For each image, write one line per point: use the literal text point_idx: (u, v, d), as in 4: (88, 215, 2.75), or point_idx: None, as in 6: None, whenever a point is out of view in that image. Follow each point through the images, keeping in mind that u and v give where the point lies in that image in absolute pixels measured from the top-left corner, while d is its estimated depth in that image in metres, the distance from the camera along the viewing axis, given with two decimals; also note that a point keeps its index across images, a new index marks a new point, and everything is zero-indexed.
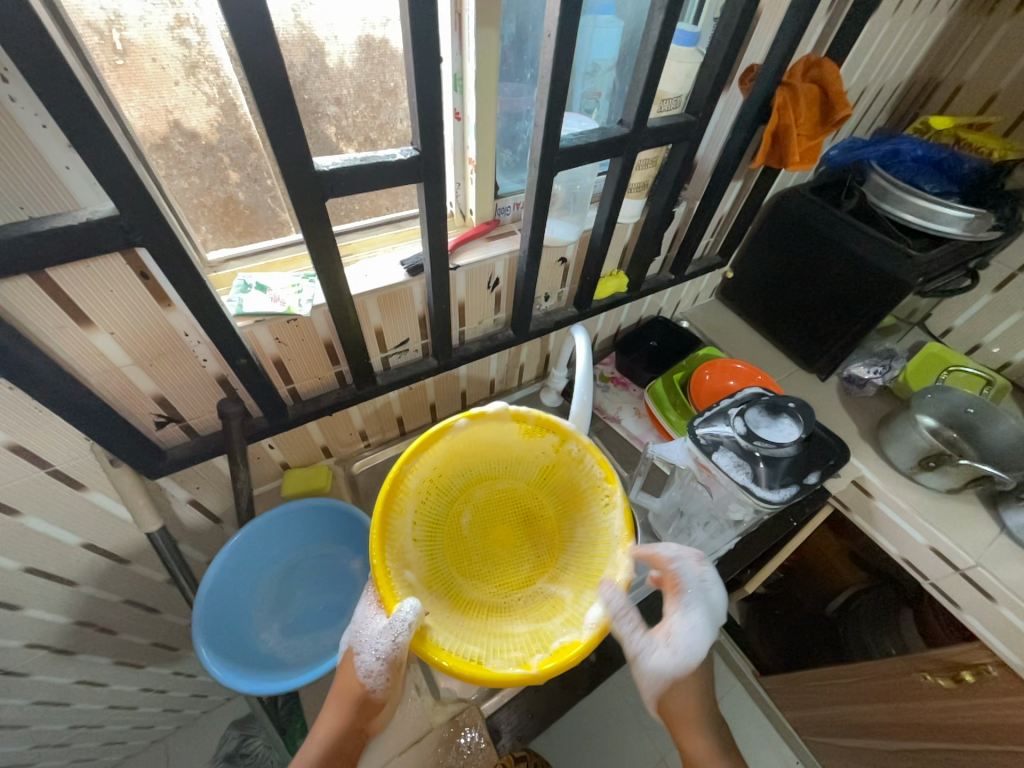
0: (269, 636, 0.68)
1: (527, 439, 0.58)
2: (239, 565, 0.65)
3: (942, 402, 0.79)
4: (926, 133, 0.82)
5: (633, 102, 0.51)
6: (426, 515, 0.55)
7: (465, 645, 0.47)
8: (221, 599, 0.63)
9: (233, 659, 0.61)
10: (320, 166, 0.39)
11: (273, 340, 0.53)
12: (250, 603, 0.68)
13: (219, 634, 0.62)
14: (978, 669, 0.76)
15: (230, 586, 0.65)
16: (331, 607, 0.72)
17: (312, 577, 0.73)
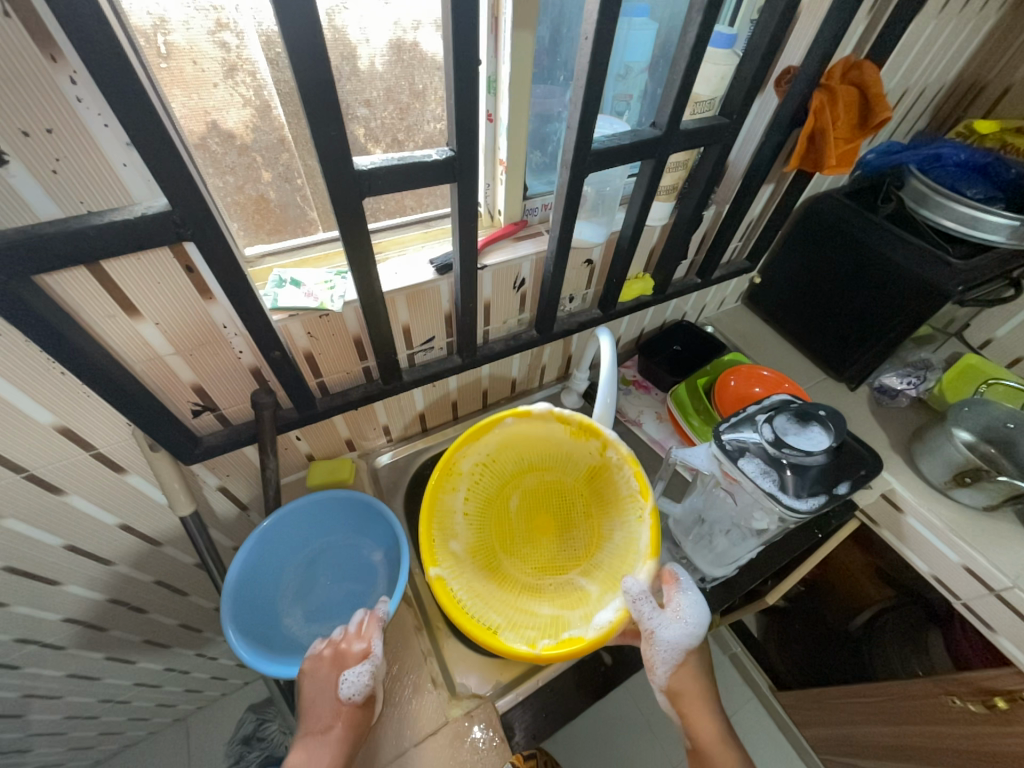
0: (292, 621, 0.69)
1: (575, 440, 0.63)
2: (268, 547, 0.67)
3: (980, 416, 0.76)
4: (970, 136, 0.80)
5: (667, 104, 0.50)
6: (479, 494, 0.64)
7: (487, 615, 0.55)
8: (248, 581, 0.65)
9: (257, 640, 0.62)
10: (360, 165, 0.40)
11: (305, 333, 0.54)
12: (275, 587, 0.69)
13: (245, 615, 0.64)
14: (1012, 696, 0.73)
15: (258, 569, 0.66)
16: (352, 596, 0.72)
17: (337, 565, 0.74)
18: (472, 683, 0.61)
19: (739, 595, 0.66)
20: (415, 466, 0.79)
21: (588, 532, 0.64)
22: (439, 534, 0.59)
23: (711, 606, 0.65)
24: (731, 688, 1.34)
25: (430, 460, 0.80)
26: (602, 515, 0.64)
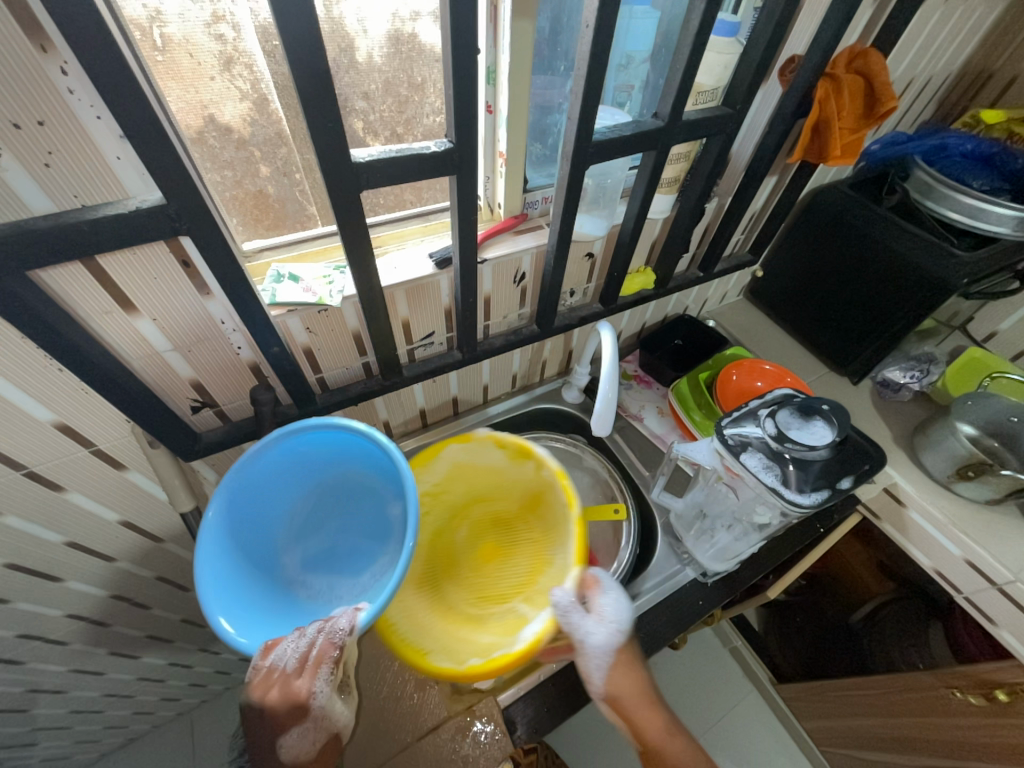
0: (288, 561, 0.58)
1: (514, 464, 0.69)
2: (280, 471, 0.56)
3: (983, 410, 0.76)
4: (975, 126, 0.79)
5: (668, 94, 0.50)
6: (427, 523, 0.69)
7: (423, 640, 0.56)
8: (247, 507, 0.54)
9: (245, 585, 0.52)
10: (358, 158, 0.39)
11: (305, 329, 0.54)
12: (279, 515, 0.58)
13: (238, 550, 0.53)
14: (1012, 688, 0.73)
15: (259, 493, 0.55)
16: (358, 552, 0.62)
17: (348, 509, 0.64)
18: None
19: (740, 589, 0.66)
20: None
21: (532, 560, 0.66)
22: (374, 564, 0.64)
23: (711, 600, 0.65)
24: (732, 681, 1.34)
25: None
26: (543, 540, 0.67)
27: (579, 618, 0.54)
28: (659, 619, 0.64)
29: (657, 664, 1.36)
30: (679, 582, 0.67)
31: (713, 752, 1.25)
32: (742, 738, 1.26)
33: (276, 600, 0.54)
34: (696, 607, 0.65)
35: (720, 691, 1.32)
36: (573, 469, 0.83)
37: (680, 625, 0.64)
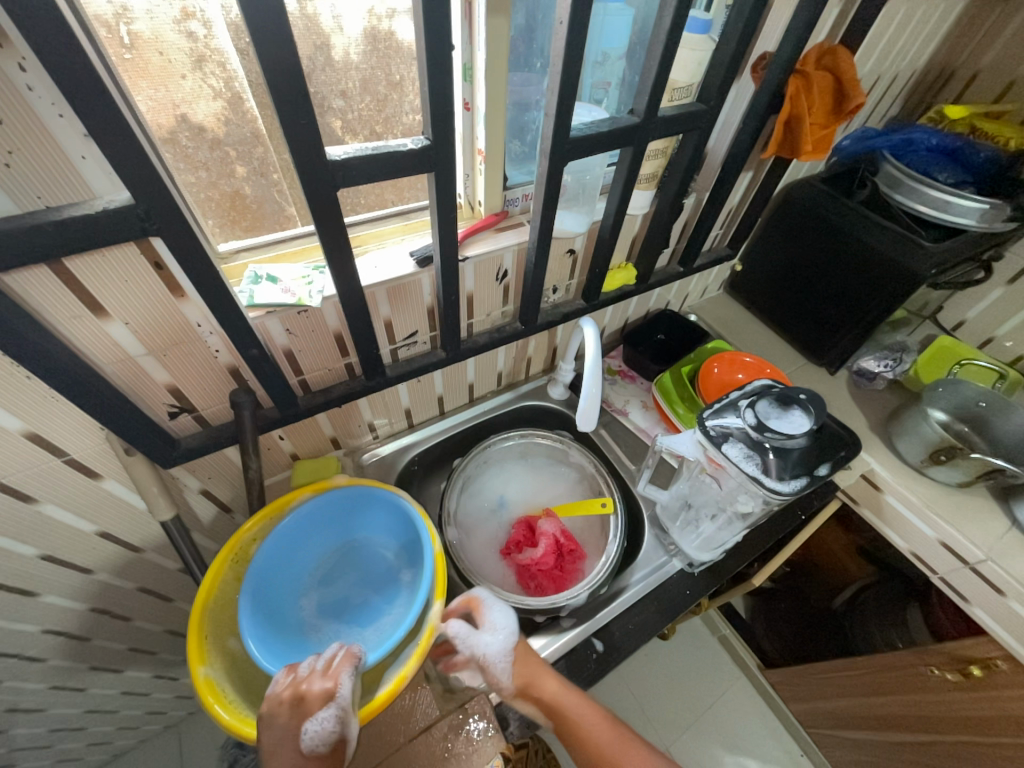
0: (306, 605, 0.63)
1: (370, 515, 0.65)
2: (317, 522, 0.64)
3: (953, 395, 0.79)
4: (941, 121, 0.81)
5: (643, 91, 0.50)
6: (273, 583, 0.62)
7: None
8: (281, 554, 0.62)
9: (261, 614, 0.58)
10: (333, 155, 0.39)
11: (284, 330, 0.53)
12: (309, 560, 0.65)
13: (269, 580, 0.60)
14: (986, 663, 0.76)
15: (297, 539, 0.63)
16: (369, 611, 0.63)
17: (369, 568, 0.67)
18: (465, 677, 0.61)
19: (725, 578, 0.68)
20: (402, 463, 0.78)
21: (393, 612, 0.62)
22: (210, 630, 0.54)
23: (698, 590, 0.66)
24: (721, 669, 1.37)
25: (417, 456, 0.80)
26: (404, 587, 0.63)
27: (472, 639, 0.55)
28: (647, 610, 0.65)
29: (649, 655, 1.38)
30: (666, 574, 0.68)
31: (705, 739, 1.27)
32: (732, 724, 1.28)
33: (284, 637, 0.58)
34: (683, 597, 0.66)
35: (710, 679, 1.35)
36: (560, 465, 0.83)
37: (668, 616, 0.65)
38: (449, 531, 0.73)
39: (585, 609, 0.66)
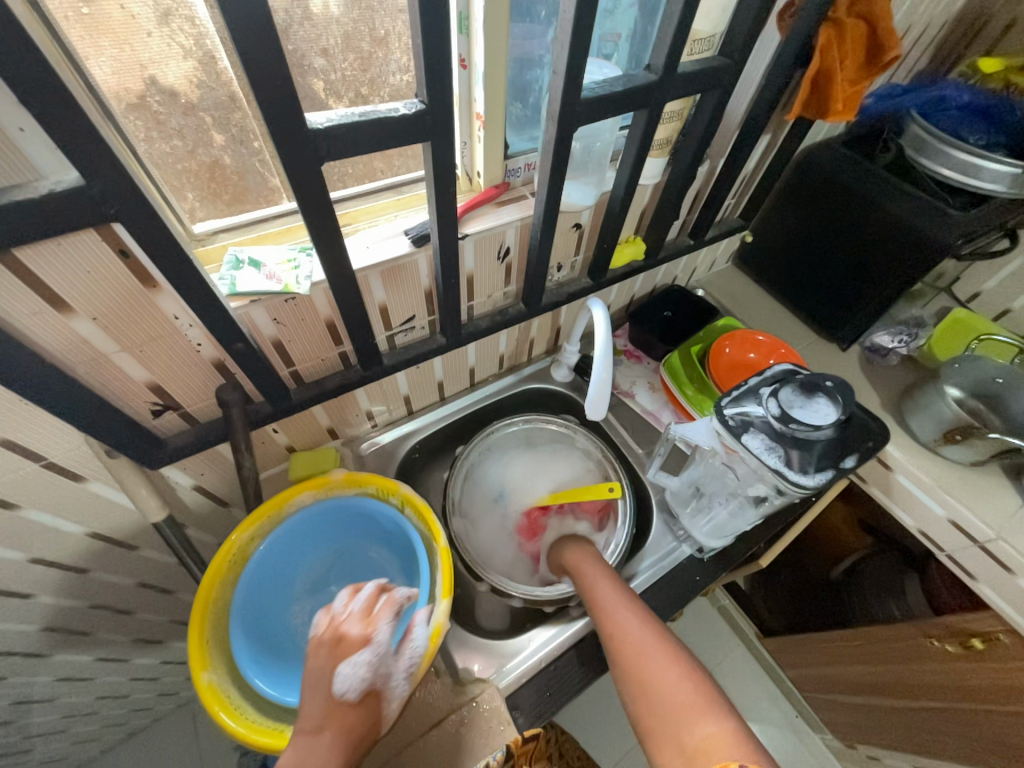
0: (299, 612, 0.61)
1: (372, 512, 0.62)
2: (313, 526, 0.61)
3: (971, 372, 0.76)
4: (973, 76, 0.75)
5: (663, 43, 0.45)
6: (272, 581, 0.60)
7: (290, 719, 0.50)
8: (274, 560, 0.59)
9: (253, 624, 0.56)
10: (314, 124, 0.34)
11: (271, 320, 0.49)
12: (302, 567, 0.62)
13: (260, 589, 0.58)
14: (988, 636, 0.76)
15: (292, 545, 0.60)
16: None
17: (363, 574, 0.65)
18: (476, 668, 0.60)
19: (735, 563, 0.67)
20: (403, 452, 0.76)
21: None
22: (209, 637, 0.53)
23: (708, 575, 0.66)
24: (719, 637, 1.41)
25: (418, 444, 0.77)
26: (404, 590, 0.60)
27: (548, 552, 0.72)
28: (656, 597, 0.64)
29: None
30: (675, 559, 0.67)
31: None
32: (730, 688, 1.33)
33: (276, 648, 0.56)
34: (693, 582, 0.66)
35: (710, 647, 1.39)
36: (565, 450, 0.81)
37: (678, 602, 0.64)
38: (454, 522, 0.71)
39: None
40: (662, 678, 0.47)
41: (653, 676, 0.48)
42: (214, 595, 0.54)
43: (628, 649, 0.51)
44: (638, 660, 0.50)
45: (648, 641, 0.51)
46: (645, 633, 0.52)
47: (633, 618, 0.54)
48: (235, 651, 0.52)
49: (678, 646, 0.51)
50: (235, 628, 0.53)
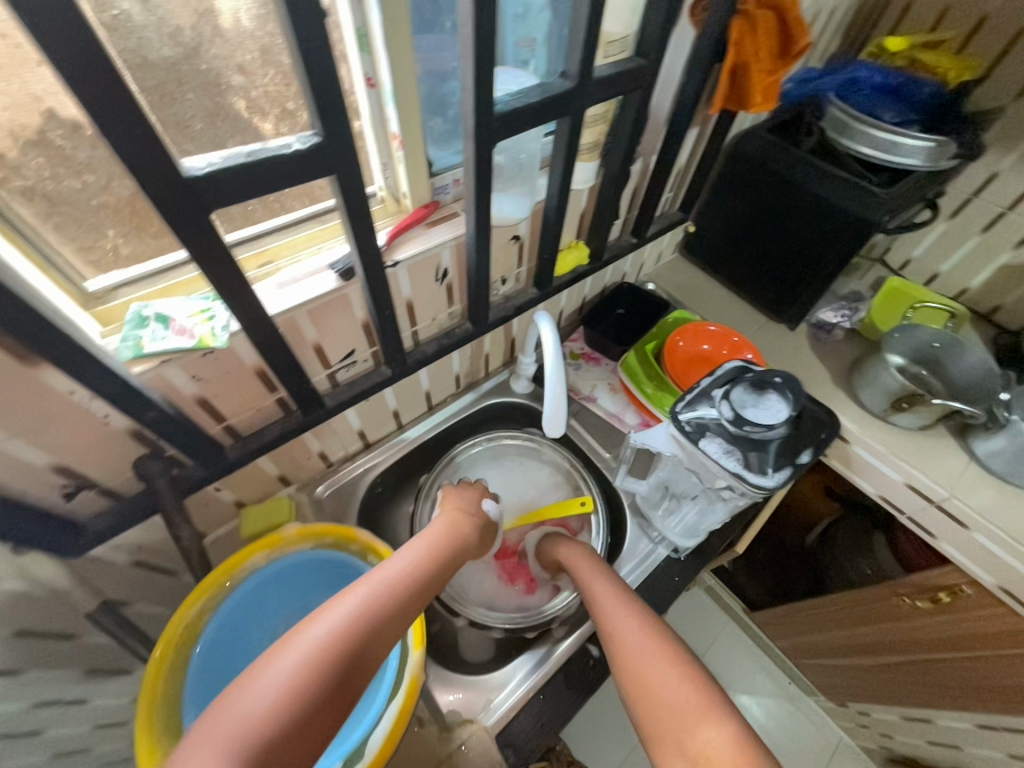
0: None
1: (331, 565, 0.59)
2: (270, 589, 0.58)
3: (910, 340, 0.79)
4: (880, 56, 0.76)
5: (575, 48, 0.43)
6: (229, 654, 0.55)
7: None
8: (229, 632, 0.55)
9: (212, 707, 0.52)
10: (192, 170, 0.30)
11: (190, 378, 0.45)
12: (263, 632, 0.58)
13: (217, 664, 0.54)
14: (953, 589, 0.79)
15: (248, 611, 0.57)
16: None
17: None
18: (461, 706, 0.58)
19: (711, 558, 0.67)
20: (364, 488, 0.72)
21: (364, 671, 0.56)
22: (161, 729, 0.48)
23: (686, 574, 0.66)
24: (710, 617, 1.43)
25: (379, 478, 0.74)
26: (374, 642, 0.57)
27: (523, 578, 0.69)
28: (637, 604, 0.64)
29: None
30: (653, 563, 0.67)
31: None
32: (724, 666, 1.35)
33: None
34: (672, 583, 0.65)
35: (701, 628, 1.41)
36: (532, 464, 0.79)
37: (659, 606, 0.64)
38: None
39: (577, 616, 0.64)
40: (662, 680, 0.44)
41: (654, 684, 0.44)
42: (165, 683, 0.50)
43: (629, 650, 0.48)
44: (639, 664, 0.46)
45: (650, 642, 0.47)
46: (645, 632, 0.48)
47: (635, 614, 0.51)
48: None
49: (679, 647, 0.47)
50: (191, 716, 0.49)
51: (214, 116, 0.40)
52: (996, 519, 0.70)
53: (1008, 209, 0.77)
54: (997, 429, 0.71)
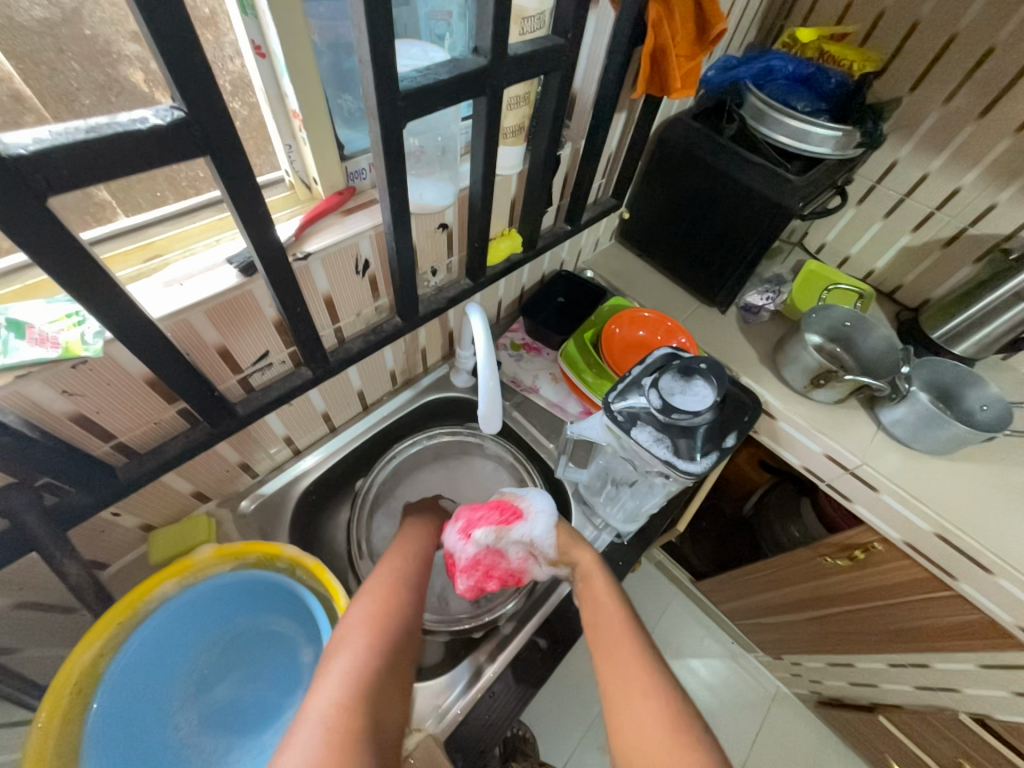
0: (184, 721, 0.51)
1: (258, 585, 0.54)
2: (186, 619, 0.52)
3: (825, 319, 0.84)
4: (793, 47, 0.80)
5: (486, 22, 0.40)
6: (135, 699, 0.49)
7: None
8: (138, 672, 0.49)
9: (119, 759, 0.46)
10: (13, 148, 0.25)
11: (60, 394, 0.39)
12: (181, 666, 0.53)
13: (122, 712, 0.48)
14: (866, 546, 0.85)
15: (159, 647, 0.51)
16: (264, 708, 0.53)
17: (261, 658, 0.56)
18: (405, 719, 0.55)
19: (653, 540, 0.69)
20: (295, 499, 0.68)
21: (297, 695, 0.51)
22: None
23: (629, 558, 0.67)
24: (659, 590, 1.49)
25: (312, 485, 0.69)
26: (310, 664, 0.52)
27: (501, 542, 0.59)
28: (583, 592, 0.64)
29: None
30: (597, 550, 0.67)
31: None
32: (674, 635, 1.42)
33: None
34: (617, 569, 0.66)
35: (652, 601, 1.47)
36: (476, 458, 0.78)
37: None
38: (363, 565, 0.65)
39: (525, 609, 0.63)
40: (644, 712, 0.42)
41: (628, 714, 0.42)
42: (57, 740, 0.44)
43: (608, 672, 0.46)
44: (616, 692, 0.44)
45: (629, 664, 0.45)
46: (625, 653, 0.46)
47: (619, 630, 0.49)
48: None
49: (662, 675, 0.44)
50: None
51: (109, 88, 0.36)
52: (900, 482, 0.77)
53: (905, 195, 0.83)
54: (900, 400, 0.76)
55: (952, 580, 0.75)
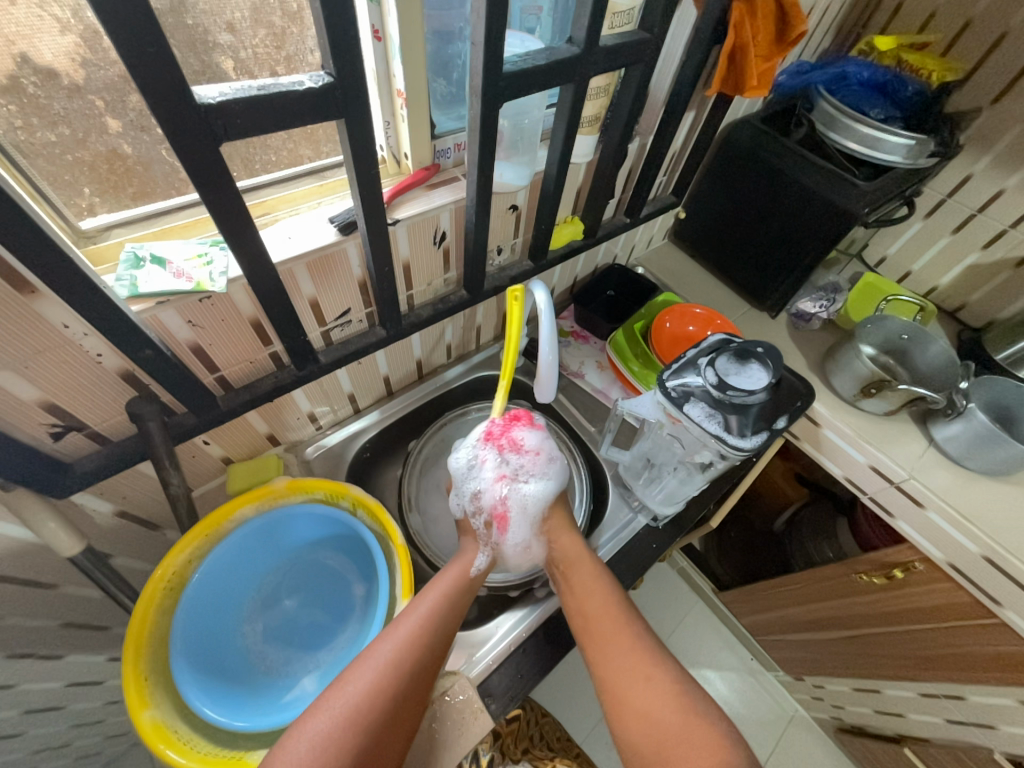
0: (250, 630, 0.61)
1: (324, 514, 0.63)
2: (259, 542, 0.61)
3: (880, 331, 0.83)
4: (870, 54, 0.79)
5: (583, 15, 0.44)
6: (212, 605, 0.58)
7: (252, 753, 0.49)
8: (218, 583, 0.58)
9: (199, 653, 0.55)
10: (205, 98, 0.31)
11: (185, 323, 0.45)
12: (251, 585, 0.62)
13: (202, 613, 0.57)
14: (907, 566, 0.83)
15: (235, 565, 0.60)
16: (316, 630, 0.62)
17: (314, 586, 0.65)
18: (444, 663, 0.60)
19: (688, 526, 0.70)
20: (352, 453, 0.73)
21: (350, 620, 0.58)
22: (148, 672, 0.51)
23: (663, 542, 0.69)
24: (680, 597, 1.48)
25: (367, 443, 0.74)
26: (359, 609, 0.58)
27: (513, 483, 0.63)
28: (616, 567, 0.67)
29: None
30: (633, 530, 0.70)
31: None
32: (690, 642, 1.41)
33: (229, 676, 0.56)
34: (650, 551, 0.68)
35: (671, 607, 1.46)
36: None
37: (636, 570, 0.67)
38: (413, 518, 0.71)
39: None
40: (644, 698, 0.50)
41: (636, 713, 0.49)
42: (153, 626, 0.53)
43: (611, 665, 0.53)
44: (617, 688, 0.51)
45: (634, 663, 0.52)
46: (629, 646, 0.53)
47: (614, 623, 0.55)
48: (182, 683, 0.51)
49: (662, 667, 0.52)
50: (180, 660, 0.52)
51: (196, 73, 0.40)
52: (949, 499, 0.75)
53: (977, 211, 0.81)
54: (955, 416, 0.75)
55: (998, 607, 0.72)
